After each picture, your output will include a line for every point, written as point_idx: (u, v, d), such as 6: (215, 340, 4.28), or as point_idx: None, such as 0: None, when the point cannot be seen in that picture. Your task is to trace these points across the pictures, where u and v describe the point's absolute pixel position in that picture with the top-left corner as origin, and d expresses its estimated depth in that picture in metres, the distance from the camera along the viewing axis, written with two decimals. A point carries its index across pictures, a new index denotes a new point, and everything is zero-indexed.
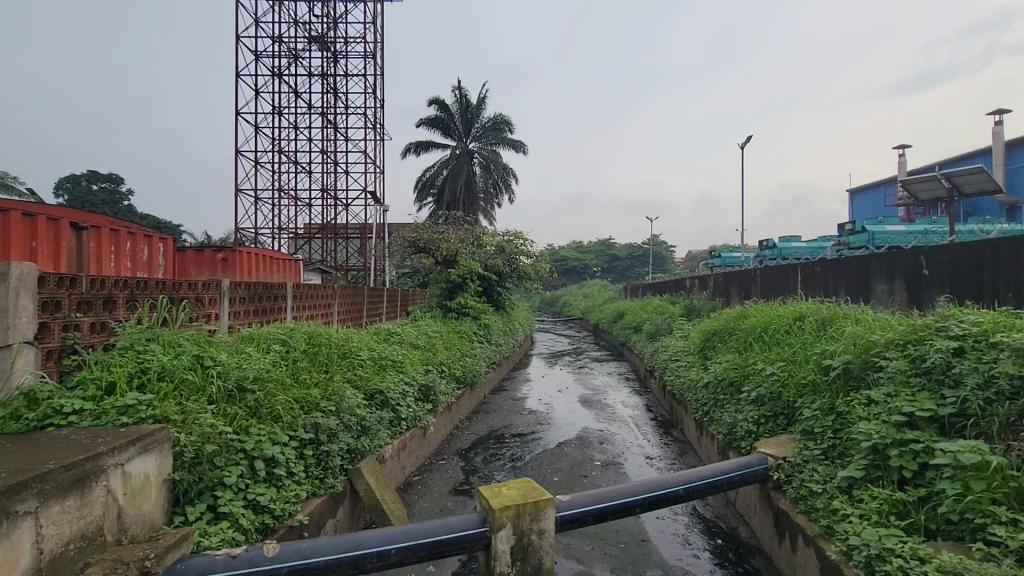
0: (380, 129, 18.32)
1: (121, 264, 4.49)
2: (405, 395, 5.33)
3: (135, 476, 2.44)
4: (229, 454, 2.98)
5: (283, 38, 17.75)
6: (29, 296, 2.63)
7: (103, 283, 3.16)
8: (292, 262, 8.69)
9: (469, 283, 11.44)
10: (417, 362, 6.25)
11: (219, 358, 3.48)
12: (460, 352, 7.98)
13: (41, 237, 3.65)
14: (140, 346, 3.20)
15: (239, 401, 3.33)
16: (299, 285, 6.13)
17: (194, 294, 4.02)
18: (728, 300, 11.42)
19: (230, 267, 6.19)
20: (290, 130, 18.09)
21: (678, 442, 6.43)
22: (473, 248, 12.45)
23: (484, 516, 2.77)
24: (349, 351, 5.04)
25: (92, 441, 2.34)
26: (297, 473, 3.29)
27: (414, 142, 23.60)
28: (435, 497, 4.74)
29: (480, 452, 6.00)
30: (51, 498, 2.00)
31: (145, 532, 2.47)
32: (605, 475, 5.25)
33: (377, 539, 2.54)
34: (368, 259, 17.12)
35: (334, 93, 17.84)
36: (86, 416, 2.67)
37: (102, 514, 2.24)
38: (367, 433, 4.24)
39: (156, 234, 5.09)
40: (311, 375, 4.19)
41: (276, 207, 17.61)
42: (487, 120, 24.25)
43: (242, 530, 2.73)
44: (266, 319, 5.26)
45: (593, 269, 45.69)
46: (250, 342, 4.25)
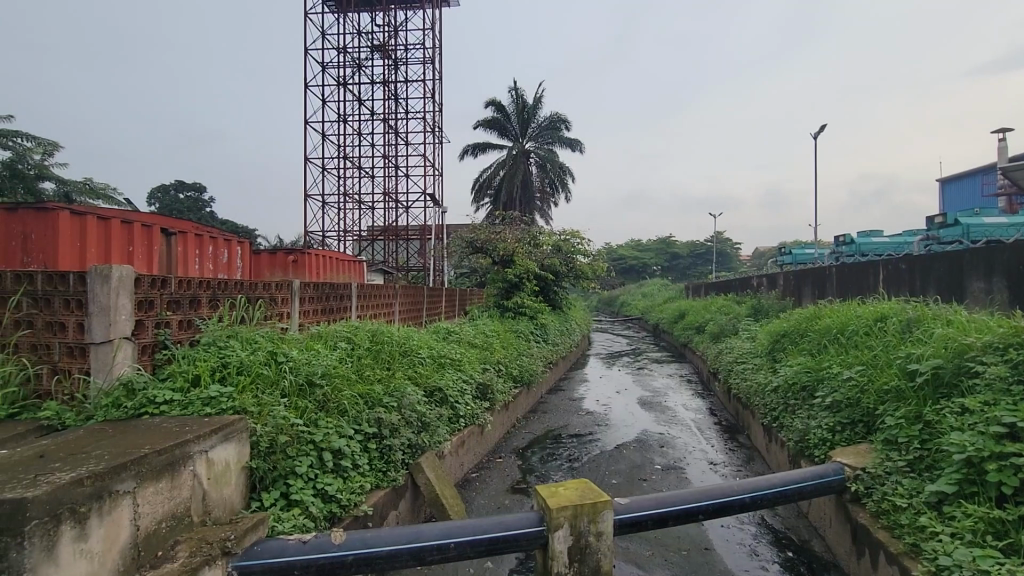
0: (439, 132, 18.74)
1: (204, 267, 4.88)
2: (464, 394, 5.42)
3: (218, 462, 2.63)
4: (300, 445, 3.14)
5: (347, 49, 18.56)
6: (127, 296, 2.90)
7: (189, 283, 3.42)
8: (356, 261, 9.07)
9: (525, 283, 11.46)
10: (475, 361, 6.34)
11: (291, 354, 3.67)
12: (516, 351, 8.03)
13: (137, 243, 4.05)
14: (221, 342, 3.44)
15: (309, 395, 3.53)
16: (363, 286, 6.38)
17: (268, 293, 4.28)
18: (799, 300, 10.80)
19: (300, 268, 6.54)
20: (354, 137, 18.86)
21: (743, 447, 6.18)
22: (530, 248, 12.50)
23: (541, 515, 2.76)
24: (410, 350, 5.19)
25: (181, 429, 2.55)
26: (361, 465, 3.44)
27: (472, 144, 23.97)
28: (493, 495, 4.79)
29: (537, 451, 6.02)
30: (146, 480, 2.19)
31: (227, 515, 2.66)
32: (666, 480, 5.11)
33: (435, 532, 2.60)
34: (427, 260, 17.57)
35: (394, 100, 18.44)
36: (175, 407, 2.90)
37: (190, 496, 2.43)
38: (427, 428, 4.35)
39: (235, 239, 5.47)
40: (374, 372, 4.35)
41: (341, 211, 18.40)
42: (544, 120, 24.21)
43: (311, 517, 2.90)
44: (333, 317, 5.52)
45: (653, 268, 44.67)
46: (319, 339, 4.47)
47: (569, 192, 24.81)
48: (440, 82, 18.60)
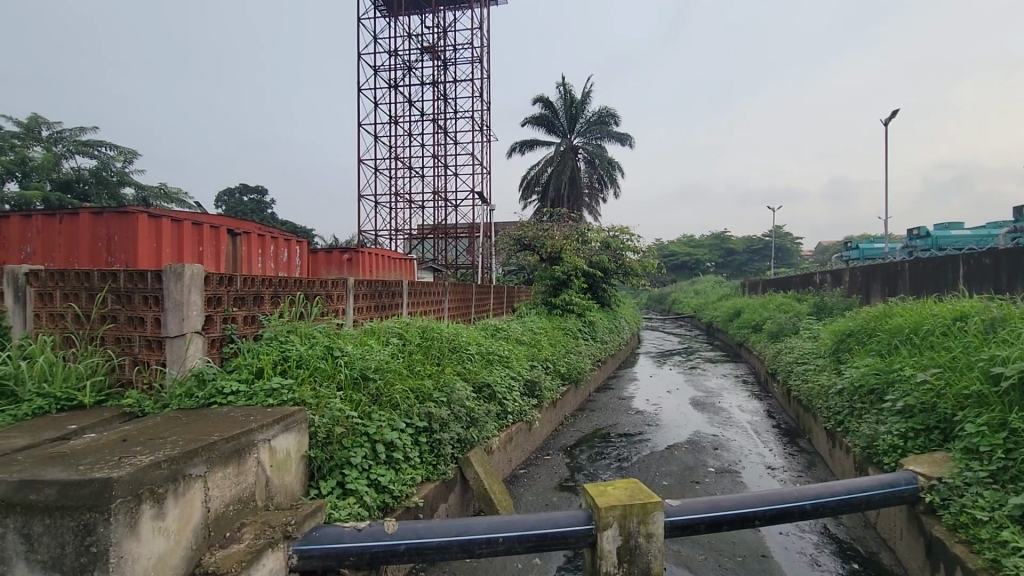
0: (487, 130, 18.88)
1: (267, 265, 5.16)
2: (512, 390, 5.45)
3: (279, 451, 2.77)
4: (355, 436, 3.25)
5: (398, 52, 19.00)
6: (198, 292, 3.10)
7: (253, 281, 3.62)
8: (408, 259, 9.29)
9: (574, 280, 11.37)
10: (523, 358, 6.35)
11: (346, 349, 3.80)
12: (564, 349, 7.98)
13: (206, 244, 4.35)
14: (282, 337, 3.62)
15: (363, 388, 3.65)
16: (414, 283, 6.53)
17: (325, 290, 4.45)
18: (867, 298, 10.17)
19: (354, 266, 6.76)
20: (405, 137, 19.31)
21: (804, 452, 5.89)
22: (578, 245, 12.40)
23: (590, 514, 2.74)
24: (459, 346, 5.28)
25: (245, 419, 2.70)
26: (412, 458, 3.52)
27: (519, 142, 24.03)
28: (541, 491, 4.80)
29: (585, 449, 5.97)
30: (215, 465, 2.33)
31: (289, 500, 2.80)
32: (720, 483, 4.94)
33: (484, 526, 2.63)
34: (475, 258, 17.77)
35: (443, 100, 18.73)
36: (241, 397, 3.08)
37: (255, 482, 2.58)
38: (476, 424, 4.41)
39: (294, 238, 5.74)
40: (425, 367, 4.44)
41: (393, 210, 18.88)
42: (592, 115, 23.94)
43: (366, 506, 3.00)
44: (385, 314, 5.68)
45: (706, 264, 43.33)
46: (372, 334, 4.62)
47: (617, 188, 24.45)
48: (488, 81, 18.72)
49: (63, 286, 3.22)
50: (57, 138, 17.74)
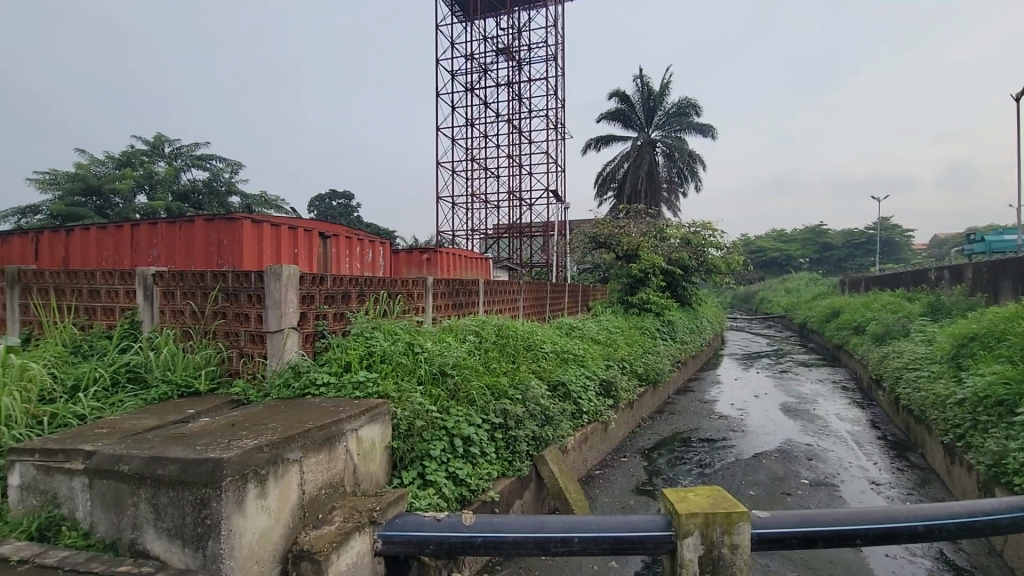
0: (562, 128, 18.77)
1: (353, 265, 5.48)
2: (587, 389, 5.39)
3: (366, 440, 2.93)
4: (434, 430, 3.37)
5: (474, 56, 19.42)
6: (294, 291, 3.35)
7: (342, 280, 3.86)
8: (484, 259, 9.47)
9: (651, 278, 11.04)
10: (598, 357, 6.26)
11: (426, 345, 3.95)
12: (641, 348, 7.76)
13: (301, 246, 4.71)
14: (367, 333, 3.82)
15: (442, 383, 3.77)
16: (490, 282, 6.65)
17: (406, 289, 4.64)
18: (994, 297, 8.99)
19: (433, 266, 6.99)
20: (481, 139, 19.68)
21: (916, 467, 5.31)
22: (656, 241, 12.02)
23: (669, 520, 2.63)
24: (534, 344, 5.31)
25: (335, 410, 2.88)
26: (489, 453, 3.59)
27: (594, 138, 23.73)
28: (618, 493, 4.72)
29: (664, 453, 5.78)
30: (310, 451, 2.50)
31: (374, 488, 2.95)
32: (815, 497, 4.59)
33: (560, 525, 2.60)
34: (550, 256, 17.77)
35: (518, 100, 18.89)
36: (331, 389, 3.29)
37: (344, 468, 2.75)
38: (551, 422, 4.41)
39: (378, 239, 6.05)
40: (500, 364, 4.51)
41: (470, 211, 19.32)
42: (671, 106, 23.10)
43: (445, 498, 3.10)
44: (462, 312, 5.83)
45: (798, 260, 40.37)
46: (450, 332, 4.76)
47: (698, 181, 23.49)
48: (563, 79, 18.62)
49: (182, 286, 3.59)
50: (177, 154, 19.91)
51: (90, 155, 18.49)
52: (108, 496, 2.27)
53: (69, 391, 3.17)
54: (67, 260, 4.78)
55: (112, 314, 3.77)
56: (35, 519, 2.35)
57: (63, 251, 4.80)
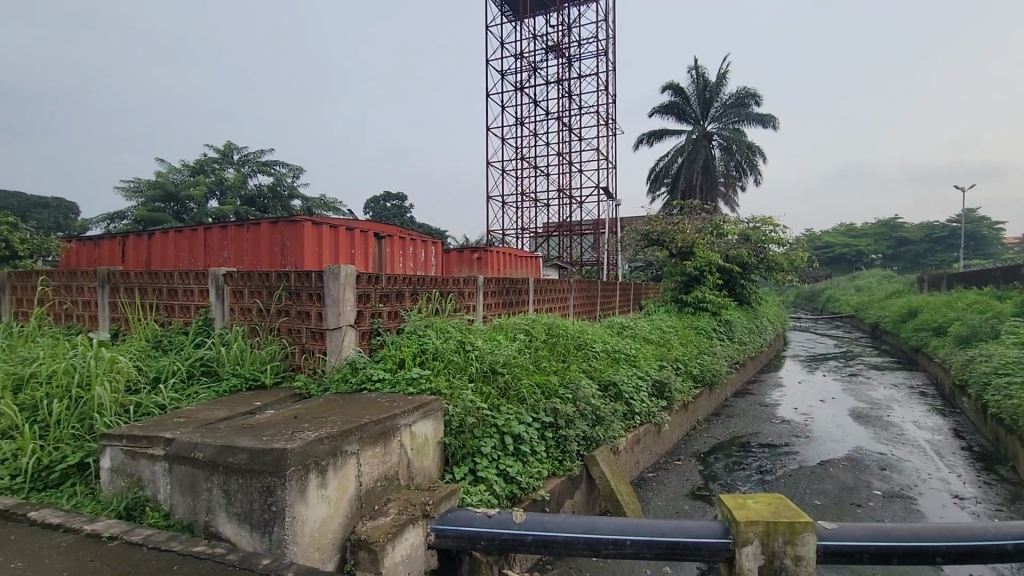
0: (613, 124, 18.48)
1: (407, 265, 5.62)
2: (639, 390, 5.28)
3: (419, 435, 3.00)
4: (485, 427, 3.40)
5: (524, 55, 19.45)
6: (351, 289, 3.47)
7: (395, 279, 3.97)
8: (534, 258, 9.47)
9: (707, 276, 10.67)
10: (651, 357, 6.12)
11: (477, 343, 3.99)
12: (697, 349, 7.51)
13: (357, 247, 4.89)
14: (420, 330, 3.91)
15: (493, 381, 3.80)
16: (540, 281, 6.64)
17: (457, 287, 4.71)
18: None
19: (483, 264, 7.07)
20: (530, 138, 19.68)
21: (1007, 482, 4.85)
22: (712, 238, 11.61)
23: (727, 527, 2.52)
24: (585, 343, 5.26)
25: (390, 405, 2.96)
26: (539, 452, 3.59)
27: (647, 133, 23.22)
28: (672, 497, 4.60)
29: (721, 458, 5.57)
30: (366, 444, 2.58)
31: (427, 482, 3.01)
32: (888, 509, 4.29)
33: (611, 526, 2.57)
34: (601, 254, 17.53)
35: (568, 97, 18.73)
36: (387, 384, 3.39)
37: (398, 462, 2.82)
38: (602, 423, 4.35)
39: (430, 239, 6.17)
40: (551, 363, 4.49)
41: (520, 209, 19.37)
42: (728, 97, 22.24)
43: (495, 494, 3.13)
44: (513, 310, 5.86)
45: (869, 256, 37.91)
46: (500, 330, 4.79)
47: (758, 174, 22.50)
48: (614, 73, 18.29)
49: (249, 285, 3.80)
50: (244, 161, 21.12)
51: (168, 163, 19.93)
52: (186, 480, 2.44)
53: (151, 383, 3.43)
54: (149, 261, 5.18)
55: (188, 311, 4.05)
56: (123, 499, 2.56)
57: (146, 253, 5.21)
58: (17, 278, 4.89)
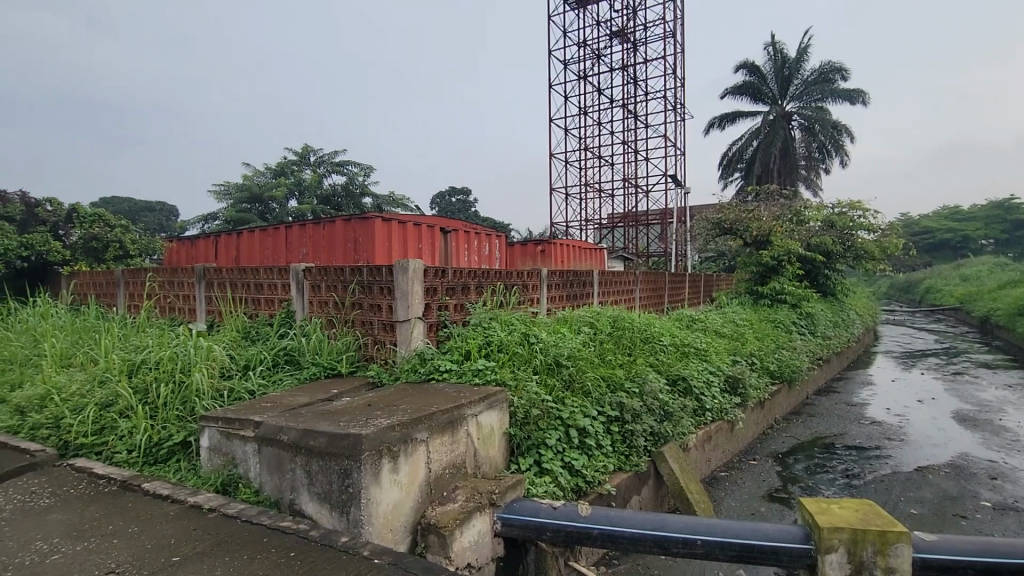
0: (681, 108, 17.72)
1: (472, 258, 5.73)
2: (711, 386, 5.08)
3: (485, 425, 3.05)
4: (550, 419, 3.40)
5: (587, 42, 19.07)
6: (419, 283, 3.58)
7: (461, 273, 4.05)
8: (598, 249, 9.33)
9: (786, 266, 10.03)
10: (724, 352, 5.86)
11: (541, 336, 4.00)
12: (774, 344, 7.10)
13: (424, 241, 5.05)
14: (485, 323, 3.98)
15: (558, 373, 3.79)
16: (605, 272, 6.54)
17: (521, 280, 4.74)
18: None
19: (547, 257, 7.06)
20: (594, 127, 19.31)
21: None
22: (792, 225, 10.89)
23: (808, 533, 2.36)
24: (652, 337, 5.12)
25: (457, 395, 3.04)
26: (605, 446, 3.55)
27: (719, 116, 22.14)
28: (746, 498, 4.39)
29: (802, 459, 5.25)
30: (435, 433, 2.67)
31: (493, 471, 3.07)
32: (999, 523, 3.86)
33: (681, 525, 2.49)
34: (669, 245, 16.94)
35: (634, 83, 18.17)
36: (453, 375, 3.48)
37: (465, 451, 2.89)
38: (670, 418, 4.23)
39: (494, 233, 6.24)
40: (616, 357, 4.42)
41: (583, 201, 19.12)
42: (810, 73, 20.74)
43: (560, 487, 3.12)
44: (577, 303, 5.81)
45: (978, 242, 34.07)
46: (565, 323, 4.77)
47: (845, 155, 20.84)
48: (683, 56, 17.51)
49: (326, 279, 4.02)
50: (320, 162, 22.31)
51: (253, 167, 21.45)
52: (273, 461, 2.63)
53: (242, 369, 3.73)
54: (238, 257, 5.62)
55: (272, 304, 4.35)
56: (219, 475, 2.81)
57: (236, 250, 5.66)
58: (129, 275, 5.48)
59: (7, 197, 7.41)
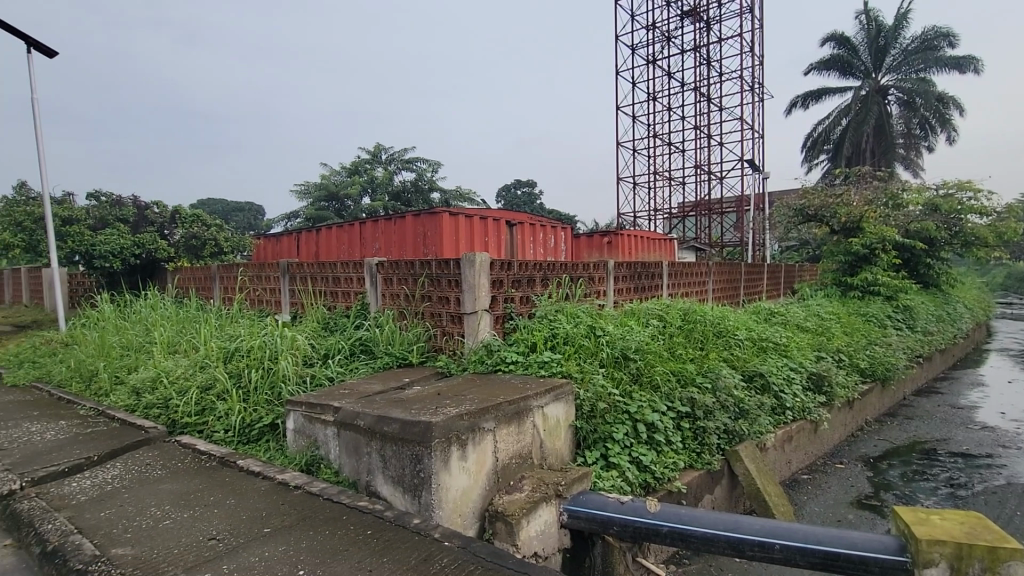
0: (760, 88, 16.67)
1: (538, 251, 5.73)
2: (791, 383, 4.77)
3: (552, 417, 3.06)
4: (618, 413, 3.35)
5: (656, 25, 18.38)
6: (485, 276, 3.64)
7: (527, 265, 4.07)
8: (668, 240, 9.03)
9: (881, 255, 9.21)
10: (806, 347, 5.49)
11: (608, 329, 3.94)
12: (865, 339, 6.55)
13: (490, 234, 5.12)
14: (551, 315, 3.98)
15: (625, 367, 3.72)
16: (675, 264, 6.32)
17: (587, 273, 4.68)
18: None
19: (614, 249, 6.92)
20: (664, 113, 18.60)
21: None
22: (887, 210, 9.97)
23: (903, 544, 2.16)
24: (726, 330, 4.89)
25: (523, 387, 3.06)
26: (675, 442, 3.44)
27: (802, 94, 20.63)
28: (831, 504, 4.10)
29: (897, 465, 4.82)
30: (501, 423, 2.70)
31: (559, 463, 3.07)
32: None
33: (758, 527, 2.36)
34: (746, 234, 16.04)
35: (706, 64, 17.31)
36: (519, 366, 3.51)
37: (531, 442, 2.92)
38: (746, 416, 4.02)
39: (560, 225, 6.20)
40: (687, 351, 4.26)
41: (652, 190, 18.53)
42: (911, 41, 18.75)
43: (628, 481, 3.07)
44: (646, 295, 5.66)
45: None
46: (632, 315, 4.67)
47: (952, 130, 18.75)
48: (762, 32, 16.43)
49: (397, 272, 4.18)
50: (391, 160, 23.17)
51: (330, 167, 22.66)
52: (350, 445, 2.79)
53: (322, 358, 3.97)
54: (317, 252, 5.98)
55: (348, 297, 4.60)
56: (304, 456, 3.02)
57: (315, 246, 6.04)
58: (224, 270, 5.98)
59: (123, 201, 8.34)
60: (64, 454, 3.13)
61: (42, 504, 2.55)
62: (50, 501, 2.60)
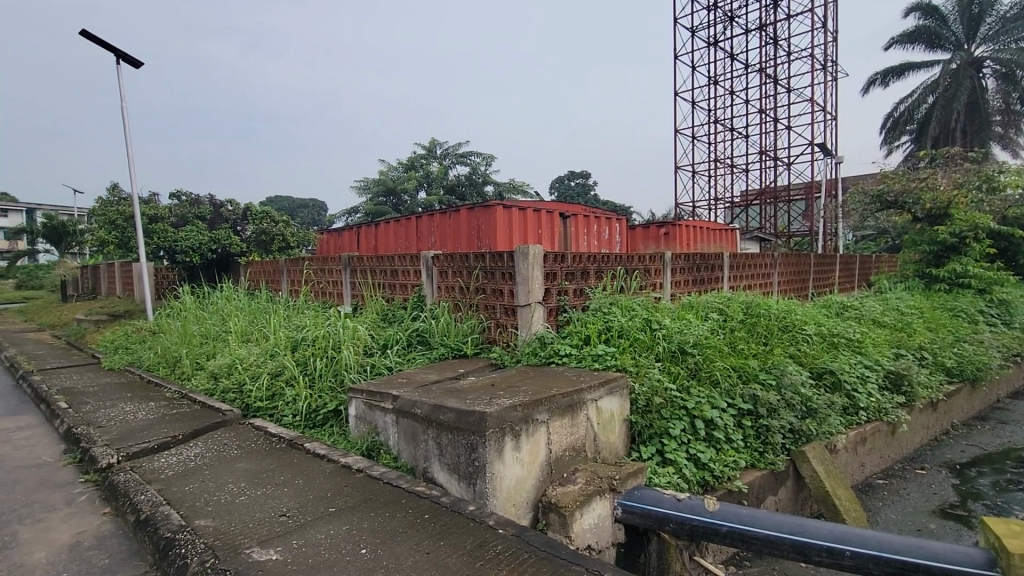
0: (833, 66, 15.58)
1: (592, 243, 5.66)
2: (866, 382, 4.46)
3: (606, 411, 3.03)
4: (674, 409, 3.26)
5: (718, 5, 17.55)
6: (539, 268, 3.64)
7: (581, 258, 4.03)
8: (730, 230, 8.65)
9: (972, 244, 8.40)
10: (883, 344, 5.11)
11: (665, 322, 3.84)
12: (952, 336, 6.01)
13: (543, 226, 5.12)
14: (605, 308, 3.92)
15: (682, 361, 3.62)
16: (737, 255, 6.05)
17: (643, 264, 4.57)
18: None
19: (671, 240, 6.72)
20: (725, 97, 17.78)
21: None
22: (980, 195, 9.06)
23: (994, 558, 1.99)
24: (793, 325, 4.64)
25: (577, 379, 3.05)
26: (735, 440, 3.31)
27: (882, 71, 19.09)
28: (909, 511, 3.82)
29: (988, 473, 4.41)
30: (554, 416, 2.71)
31: (613, 457, 3.04)
32: None
33: (826, 532, 2.24)
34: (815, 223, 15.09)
35: (773, 43, 16.35)
36: (573, 359, 3.50)
37: (585, 434, 2.90)
38: (814, 415, 3.81)
39: (615, 217, 6.09)
40: (749, 346, 4.08)
41: (712, 178, 17.79)
42: (1011, 6, 16.85)
43: (685, 478, 2.99)
44: (705, 288, 5.47)
45: None
46: (690, 309, 4.52)
47: None
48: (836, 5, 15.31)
49: (452, 265, 4.26)
50: (446, 154, 23.54)
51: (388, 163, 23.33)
52: (409, 432, 2.89)
53: (381, 348, 4.11)
54: (376, 246, 6.20)
55: (406, 289, 4.73)
56: (365, 441, 3.16)
57: (374, 240, 6.26)
58: (292, 264, 6.31)
59: (201, 201, 8.95)
60: (154, 432, 3.43)
61: (136, 477, 2.82)
62: (143, 474, 2.87)
